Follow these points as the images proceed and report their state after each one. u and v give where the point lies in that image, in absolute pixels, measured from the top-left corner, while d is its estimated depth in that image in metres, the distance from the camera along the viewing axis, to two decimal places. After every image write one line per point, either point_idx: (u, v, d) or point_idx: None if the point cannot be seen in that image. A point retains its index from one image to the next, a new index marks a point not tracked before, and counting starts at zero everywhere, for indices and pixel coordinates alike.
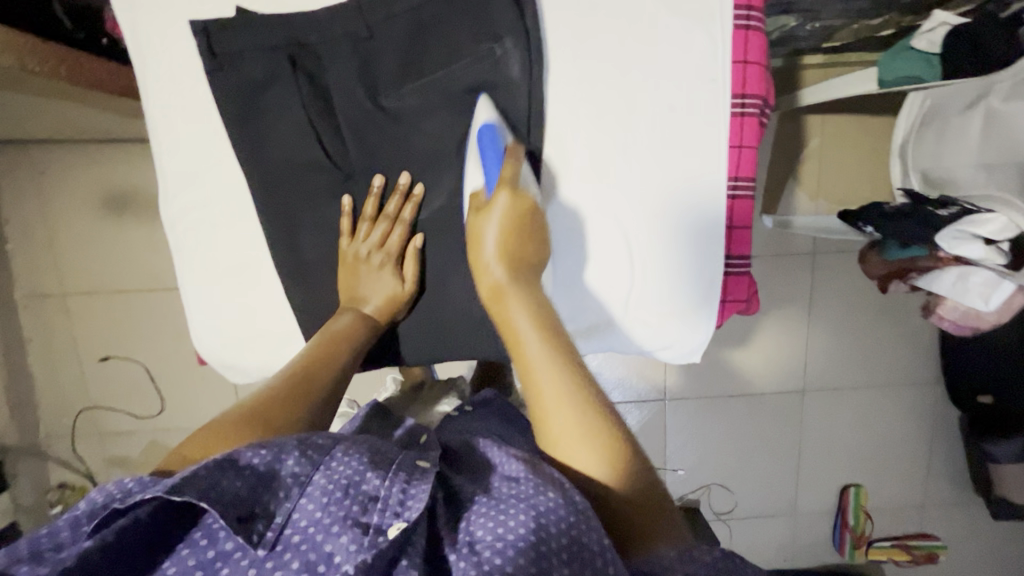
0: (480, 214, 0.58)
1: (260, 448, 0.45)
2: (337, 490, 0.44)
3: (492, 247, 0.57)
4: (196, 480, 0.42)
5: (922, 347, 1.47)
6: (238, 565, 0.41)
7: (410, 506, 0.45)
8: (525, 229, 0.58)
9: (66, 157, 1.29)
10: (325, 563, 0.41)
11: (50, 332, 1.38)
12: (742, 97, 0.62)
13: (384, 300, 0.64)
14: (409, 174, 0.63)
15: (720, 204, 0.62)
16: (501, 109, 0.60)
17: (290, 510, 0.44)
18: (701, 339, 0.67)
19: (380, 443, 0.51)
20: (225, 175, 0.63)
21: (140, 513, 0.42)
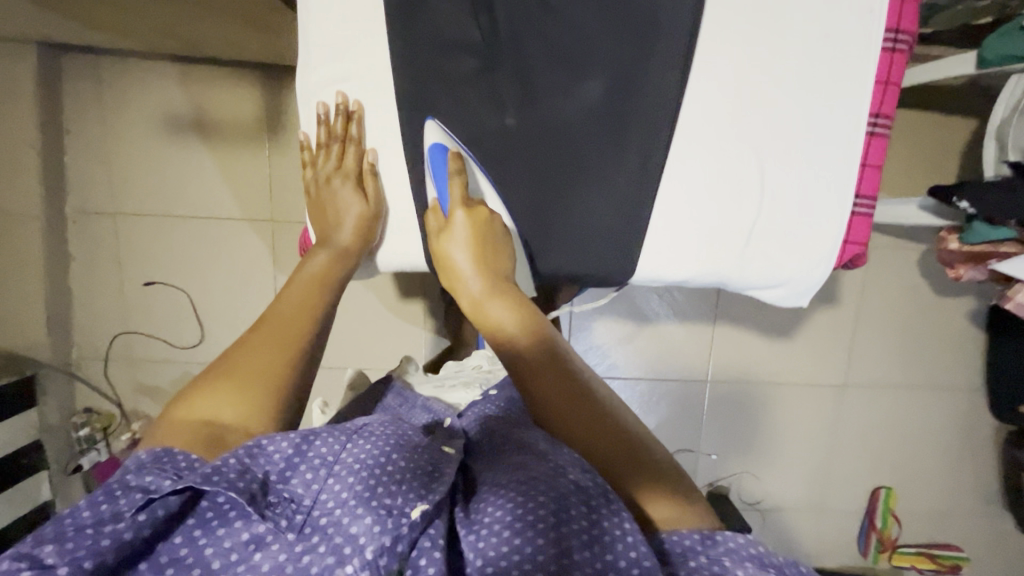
0: (443, 238, 0.63)
1: (285, 437, 0.50)
2: (363, 471, 0.50)
3: (462, 258, 0.61)
4: (224, 469, 0.46)
5: (967, 353, 1.46)
6: (269, 549, 0.44)
7: (431, 492, 0.49)
8: (489, 237, 0.62)
9: (136, 72, 1.28)
10: (349, 545, 0.45)
11: (96, 251, 1.35)
12: (895, 31, 0.61)
13: (357, 222, 0.65)
14: (343, 94, 0.64)
15: (859, 141, 0.62)
16: (658, 13, 0.59)
17: (318, 493, 0.48)
18: (817, 281, 0.66)
19: (404, 431, 0.56)
20: (373, 57, 0.63)
21: (172, 502, 0.45)
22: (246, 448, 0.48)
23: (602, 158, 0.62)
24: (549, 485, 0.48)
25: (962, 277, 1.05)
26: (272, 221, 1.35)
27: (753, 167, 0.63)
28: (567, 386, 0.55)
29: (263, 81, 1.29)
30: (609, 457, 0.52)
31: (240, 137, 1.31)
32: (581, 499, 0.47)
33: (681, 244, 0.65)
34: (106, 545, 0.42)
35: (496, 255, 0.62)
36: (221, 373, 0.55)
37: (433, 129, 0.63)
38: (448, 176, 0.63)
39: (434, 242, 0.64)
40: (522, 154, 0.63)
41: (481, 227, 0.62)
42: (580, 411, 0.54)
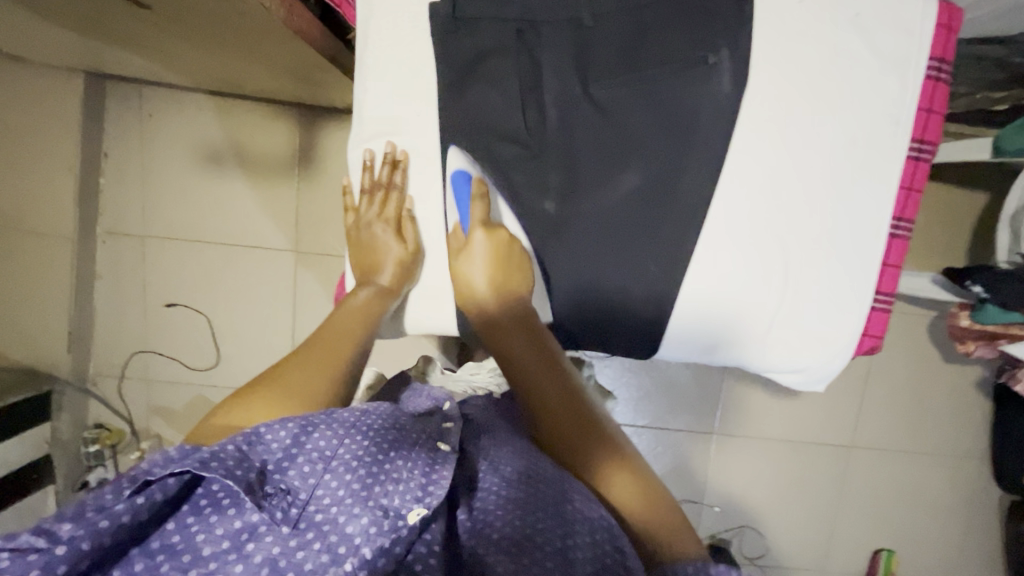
0: (460, 258, 0.65)
1: (284, 427, 0.50)
2: (361, 466, 0.50)
3: (479, 278, 0.63)
4: (224, 457, 0.45)
5: (972, 420, 1.47)
6: (262, 540, 0.44)
7: (429, 492, 0.49)
8: (508, 260, 0.64)
9: (177, 103, 1.32)
10: (344, 545, 0.45)
11: (122, 271, 1.39)
12: (920, 142, 0.64)
13: (396, 265, 0.67)
14: (392, 143, 0.67)
15: (881, 242, 0.65)
16: (699, 115, 0.61)
17: (315, 487, 0.48)
18: (834, 370, 0.68)
19: (401, 424, 0.56)
20: (423, 139, 0.66)
21: (169, 487, 0.44)
22: (245, 437, 0.48)
23: (634, 248, 0.64)
24: (554, 505, 0.49)
25: (973, 353, 1.07)
26: (298, 252, 1.37)
27: (777, 263, 0.65)
28: (571, 409, 0.59)
29: (300, 119, 1.33)
30: (603, 479, 0.55)
31: (274, 170, 1.35)
32: (588, 530, 0.48)
33: (706, 329, 0.67)
34: (104, 526, 0.41)
35: (512, 282, 0.64)
36: (258, 389, 0.55)
37: (455, 157, 0.64)
38: (470, 200, 0.64)
39: (453, 262, 0.66)
40: (569, 274, 0.65)
41: (499, 249, 0.64)
42: (576, 427, 0.58)
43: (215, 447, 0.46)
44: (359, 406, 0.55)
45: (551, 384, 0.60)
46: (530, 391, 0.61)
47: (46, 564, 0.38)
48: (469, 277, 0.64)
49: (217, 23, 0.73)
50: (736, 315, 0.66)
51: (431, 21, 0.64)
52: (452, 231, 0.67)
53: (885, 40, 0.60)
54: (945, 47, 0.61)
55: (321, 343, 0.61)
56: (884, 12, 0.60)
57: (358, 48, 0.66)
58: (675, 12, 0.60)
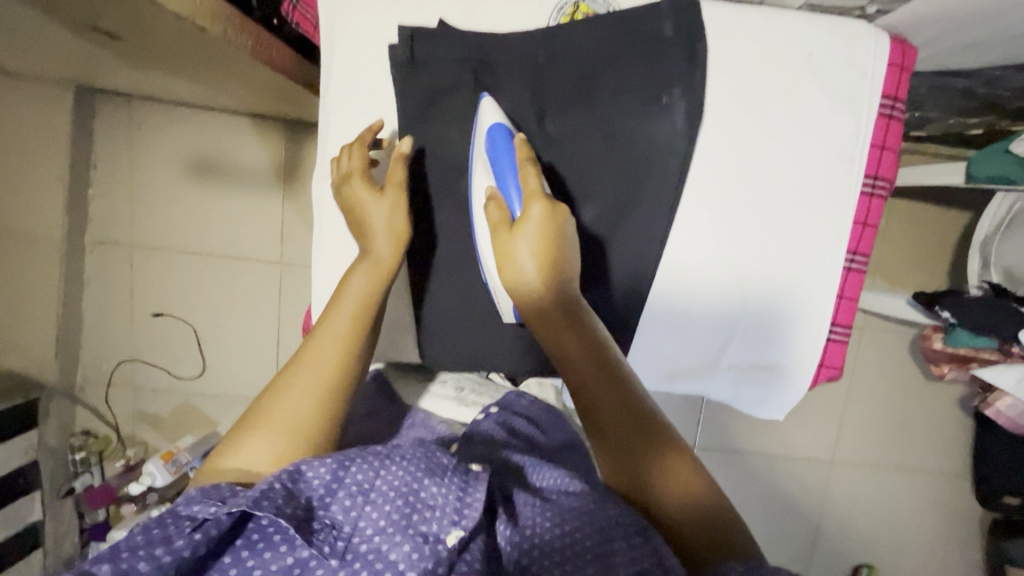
0: (512, 233, 0.58)
1: (324, 462, 0.50)
2: (399, 496, 0.49)
3: (526, 261, 0.57)
4: (272, 494, 0.46)
5: (952, 438, 1.47)
6: (313, 573, 0.46)
7: (466, 514, 0.50)
8: (559, 243, 0.58)
9: (166, 118, 1.34)
10: (391, 571, 0.46)
11: (110, 280, 1.40)
12: (874, 178, 0.65)
13: (391, 232, 0.62)
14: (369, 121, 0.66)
15: (836, 276, 0.66)
16: (653, 152, 0.62)
17: (357, 518, 0.49)
18: (791, 399, 0.69)
19: (433, 449, 0.55)
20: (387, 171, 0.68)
21: (224, 521, 0.46)
22: (289, 473, 0.49)
23: (592, 279, 0.65)
24: (591, 519, 0.51)
25: (945, 375, 1.07)
26: (282, 263, 1.39)
27: (734, 297, 0.66)
28: (629, 404, 0.57)
29: (286, 132, 1.34)
30: (656, 480, 0.55)
31: (259, 183, 1.37)
32: (623, 531, 0.50)
33: (665, 358, 0.68)
34: (167, 561, 0.44)
35: (564, 260, 0.59)
36: (256, 415, 0.55)
37: (490, 108, 0.61)
38: (517, 165, 0.59)
39: (499, 235, 0.58)
40: (613, 260, 0.65)
41: (556, 225, 0.58)
42: (629, 419, 0.56)
43: (262, 486, 0.47)
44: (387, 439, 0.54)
45: (605, 373, 0.57)
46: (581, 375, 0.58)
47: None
48: (513, 252, 0.58)
49: (190, 50, 0.74)
50: (693, 346, 0.68)
51: (389, 56, 0.64)
52: (488, 194, 0.60)
53: (838, 80, 0.62)
54: (898, 87, 0.63)
55: (314, 346, 0.59)
56: (836, 53, 0.62)
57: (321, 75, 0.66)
58: (627, 50, 0.61)
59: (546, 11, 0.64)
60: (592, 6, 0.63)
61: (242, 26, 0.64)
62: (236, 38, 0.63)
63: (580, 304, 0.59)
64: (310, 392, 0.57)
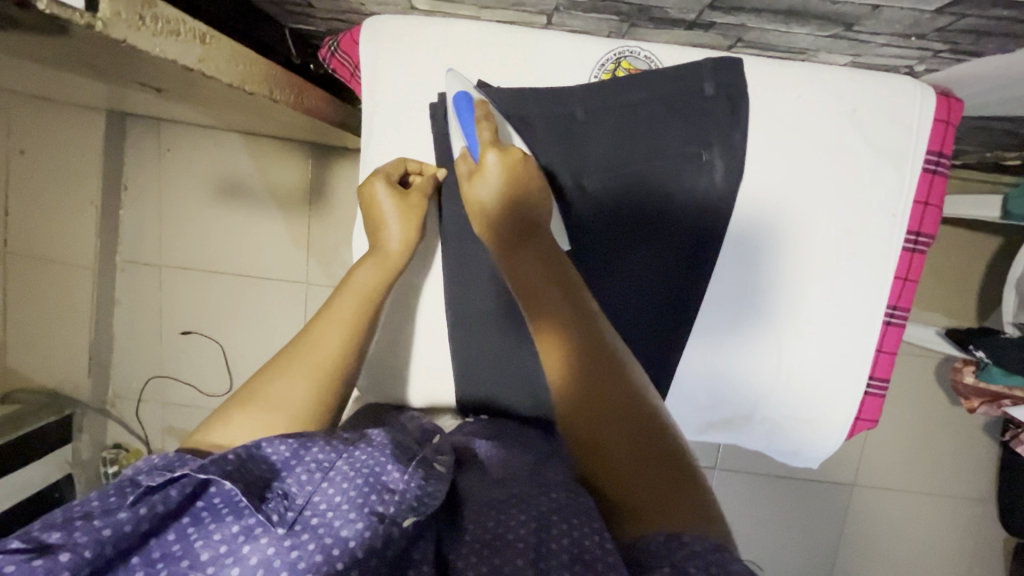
0: (472, 181, 0.59)
1: (285, 439, 0.46)
2: (358, 477, 0.45)
3: (487, 198, 0.58)
4: (223, 461, 0.42)
5: (978, 462, 1.46)
6: (258, 543, 0.41)
7: (426, 501, 0.46)
8: (522, 183, 0.58)
9: (196, 141, 1.36)
10: (338, 547, 0.41)
11: (140, 298, 1.43)
12: (916, 234, 0.64)
13: (402, 230, 0.64)
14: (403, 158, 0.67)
15: (875, 330, 0.65)
16: (692, 210, 0.63)
17: (312, 493, 0.44)
18: (828, 450, 0.69)
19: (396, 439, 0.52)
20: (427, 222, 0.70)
21: (172, 497, 0.41)
22: (246, 445, 0.45)
23: (628, 333, 0.66)
24: (529, 504, 0.46)
25: (976, 410, 1.06)
26: (308, 282, 1.41)
27: (772, 349, 0.66)
28: (577, 327, 0.52)
29: (313, 154, 1.35)
30: (595, 418, 0.48)
31: (287, 205, 1.38)
32: (563, 517, 0.44)
33: (703, 412, 0.69)
34: (106, 535, 0.38)
35: (523, 199, 0.58)
36: (245, 393, 0.53)
37: (455, 80, 0.63)
38: (476, 122, 0.60)
39: (463, 185, 0.60)
40: (601, 245, 0.64)
41: (514, 169, 0.58)
42: (576, 347, 0.51)
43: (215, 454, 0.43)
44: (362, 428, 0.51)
45: (552, 290, 0.54)
46: (529, 299, 0.55)
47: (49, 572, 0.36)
48: (476, 189, 0.59)
49: (230, 98, 0.76)
50: (727, 397, 0.68)
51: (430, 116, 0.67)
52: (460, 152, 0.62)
53: (882, 134, 0.62)
54: (944, 142, 0.63)
55: (313, 331, 0.58)
56: (881, 107, 0.61)
57: (362, 130, 0.69)
58: (668, 111, 0.62)
59: (588, 67, 0.65)
60: (634, 62, 0.64)
61: (285, 83, 0.69)
62: (280, 96, 0.68)
63: (539, 236, 0.58)
64: (308, 376, 0.55)
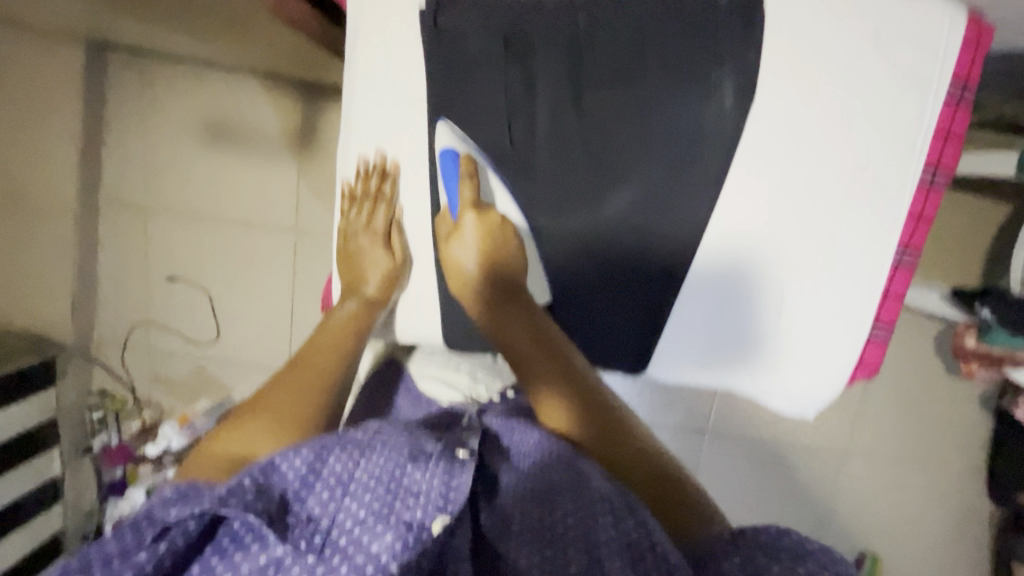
0: (452, 244, 0.65)
1: (298, 454, 0.48)
2: (379, 487, 0.48)
3: (468, 264, 0.64)
4: (239, 492, 0.46)
5: (970, 435, 1.45)
6: (289, 571, 0.44)
7: (453, 501, 0.49)
8: (498, 243, 0.64)
9: (179, 77, 1.30)
10: (371, 564, 0.44)
11: (124, 243, 1.39)
12: (934, 168, 0.61)
13: (380, 266, 0.68)
14: (382, 152, 0.66)
15: (885, 271, 0.62)
16: (700, 132, 0.60)
17: (336, 511, 0.47)
18: (825, 399, 0.67)
19: (419, 438, 0.54)
20: (412, 140, 0.66)
21: (190, 528, 0.45)
22: (260, 469, 0.48)
23: (620, 265, 0.65)
24: (579, 498, 0.50)
25: (974, 373, 1.04)
26: (295, 231, 1.36)
27: (771, 288, 0.64)
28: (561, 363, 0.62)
29: (301, 96, 1.30)
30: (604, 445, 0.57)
31: (274, 149, 1.33)
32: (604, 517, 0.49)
33: (696, 350, 0.67)
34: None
35: (502, 257, 0.65)
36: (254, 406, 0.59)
37: (444, 132, 0.63)
38: (459, 181, 0.63)
39: (443, 247, 0.66)
40: (605, 171, 0.63)
41: (489, 232, 0.64)
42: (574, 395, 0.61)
43: (229, 485, 0.46)
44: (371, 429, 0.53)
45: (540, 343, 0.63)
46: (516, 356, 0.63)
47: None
48: (458, 254, 0.65)
49: None
50: (724, 333, 0.66)
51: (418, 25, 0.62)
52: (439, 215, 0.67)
53: (906, 56, 0.57)
54: (972, 67, 0.58)
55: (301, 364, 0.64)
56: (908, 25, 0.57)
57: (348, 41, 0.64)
58: (677, 21, 0.58)
59: None
60: None
61: None
62: None
63: (523, 296, 0.65)
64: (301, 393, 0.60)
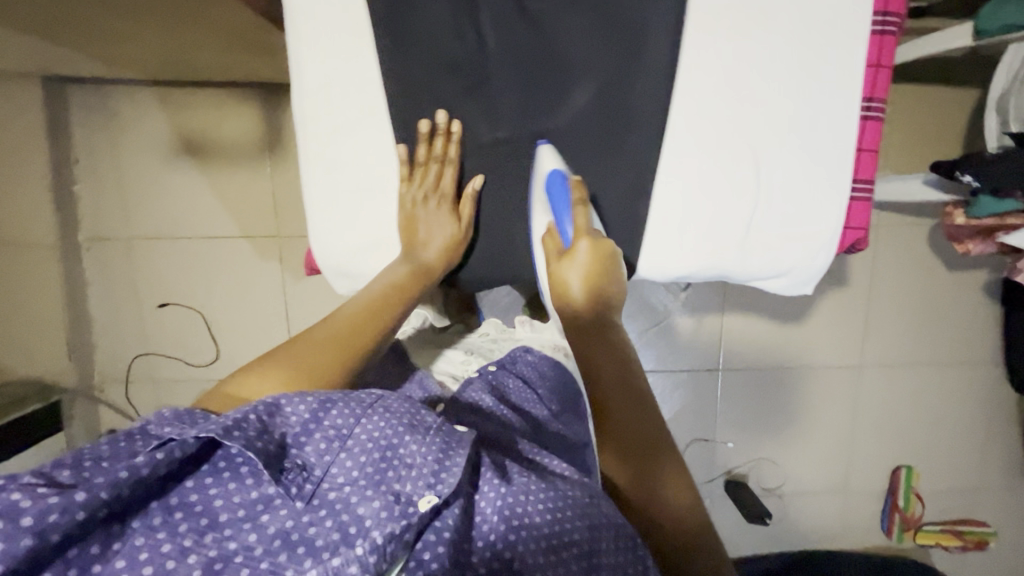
0: (560, 263, 0.65)
1: (304, 401, 0.48)
2: (375, 450, 0.47)
3: (575, 284, 0.64)
4: (245, 426, 0.44)
5: (982, 328, 1.44)
6: (276, 514, 0.42)
7: (444, 480, 0.46)
8: (605, 265, 0.64)
9: (137, 98, 1.30)
10: (355, 526, 0.42)
11: (111, 276, 1.38)
12: (884, 13, 0.63)
13: (445, 242, 0.67)
14: (447, 114, 0.66)
15: (856, 123, 0.64)
16: (647, 16, 0.62)
17: (329, 464, 0.46)
18: (818, 269, 0.68)
19: (421, 405, 0.52)
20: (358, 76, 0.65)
21: (190, 444, 0.42)
22: (267, 405, 0.47)
23: (598, 164, 0.67)
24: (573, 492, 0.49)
25: (972, 252, 1.04)
26: (279, 236, 1.36)
27: (749, 163, 0.65)
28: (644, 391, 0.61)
29: (262, 99, 1.31)
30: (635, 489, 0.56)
31: (245, 155, 1.33)
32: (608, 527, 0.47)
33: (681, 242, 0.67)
34: (123, 476, 0.39)
35: (607, 287, 0.64)
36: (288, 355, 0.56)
37: (548, 156, 0.66)
38: (571, 205, 0.64)
39: (552, 265, 0.66)
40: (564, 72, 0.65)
41: (602, 258, 0.64)
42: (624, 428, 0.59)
43: (236, 415, 0.44)
44: (378, 389, 0.52)
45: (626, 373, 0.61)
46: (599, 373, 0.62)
47: (64, 510, 0.37)
48: (564, 279, 0.65)
49: None
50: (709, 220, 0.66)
51: None
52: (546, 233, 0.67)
53: None
54: None
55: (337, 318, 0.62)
56: None
57: None
58: None
59: None
60: None
61: None
62: None
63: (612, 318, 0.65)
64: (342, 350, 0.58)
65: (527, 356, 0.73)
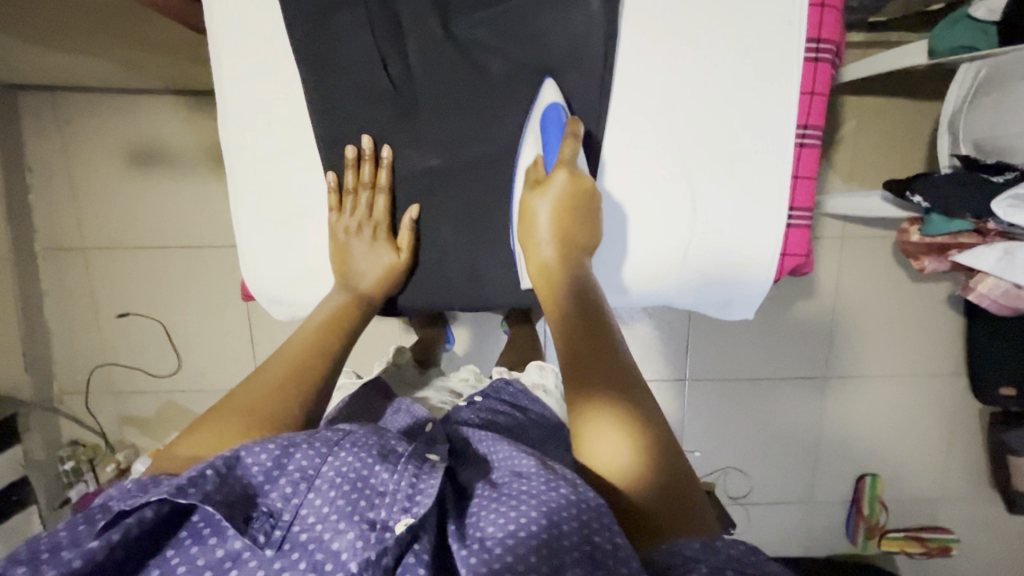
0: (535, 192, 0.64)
1: (264, 448, 0.44)
2: (345, 483, 0.42)
3: (542, 214, 0.63)
4: (203, 481, 0.40)
5: (946, 339, 1.45)
6: (245, 567, 0.39)
7: (419, 501, 0.42)
8: (580, 209, 0.62)
9: (92, 106, 1.27)
10: (330, 561, 0.38)
11: (69, 286, 1.36)
12: (817, 40, 0.65)
13: (382, 269, 0.69)
14: (370, 138, 0.68)
15: (789, 153, 0.65)
16: (579, 44, 0.64)
17: (299, 506, 0.42)
18: (759, 293, 0.69)
19: (388, 434, 0.48)
20: (291, 103, 0.69)
21: (146, 517, 0.40)
22: (224, 458, 0.43)
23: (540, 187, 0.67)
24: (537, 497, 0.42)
25: (926, 269, 1.04)
26: None
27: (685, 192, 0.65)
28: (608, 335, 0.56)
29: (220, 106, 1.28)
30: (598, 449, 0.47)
31: (204, 163, 1.31)
32: (574, 524, 0.40)
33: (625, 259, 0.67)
34: (76, 566, 0.37)
35: (576, 229, 0.63)
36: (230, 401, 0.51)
37: (550, 90, 0.66)
38: (561, 139, 0.64)
39: (525, 193, 0.65)
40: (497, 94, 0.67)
41: (576, 197, 0.62)
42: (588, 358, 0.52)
43: (190, 473, 0.41)
44: (345, 427, 0.48)
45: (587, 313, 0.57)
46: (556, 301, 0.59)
47: None
48: (533, 209, 0.64)
49: None
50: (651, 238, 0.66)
51: None
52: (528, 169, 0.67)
53: None
54: None
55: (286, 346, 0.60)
56: None
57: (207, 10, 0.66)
58: None
59: None
60: None
61: None
62: None
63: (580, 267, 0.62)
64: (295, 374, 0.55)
65: (510, 385, 0.72)
